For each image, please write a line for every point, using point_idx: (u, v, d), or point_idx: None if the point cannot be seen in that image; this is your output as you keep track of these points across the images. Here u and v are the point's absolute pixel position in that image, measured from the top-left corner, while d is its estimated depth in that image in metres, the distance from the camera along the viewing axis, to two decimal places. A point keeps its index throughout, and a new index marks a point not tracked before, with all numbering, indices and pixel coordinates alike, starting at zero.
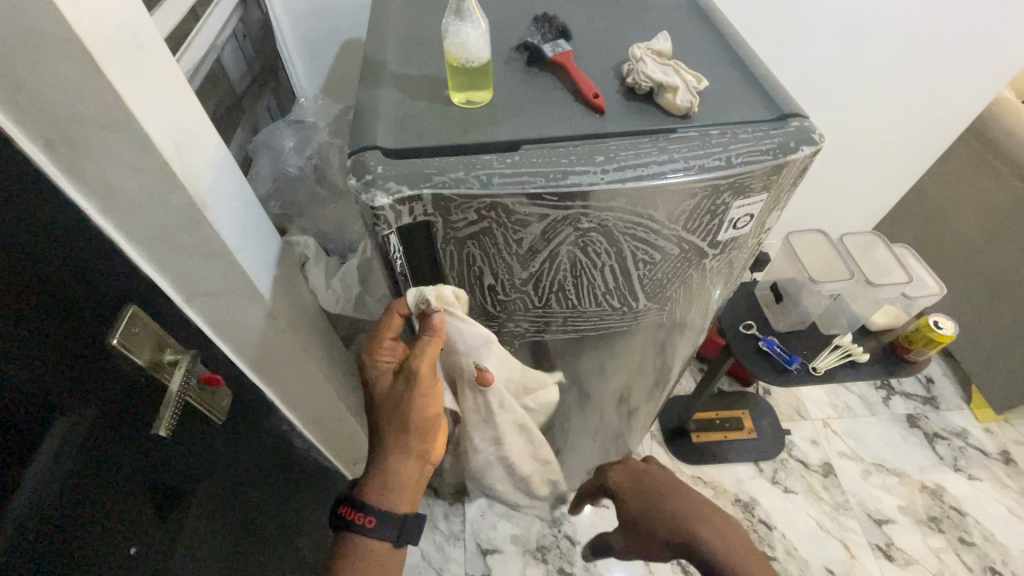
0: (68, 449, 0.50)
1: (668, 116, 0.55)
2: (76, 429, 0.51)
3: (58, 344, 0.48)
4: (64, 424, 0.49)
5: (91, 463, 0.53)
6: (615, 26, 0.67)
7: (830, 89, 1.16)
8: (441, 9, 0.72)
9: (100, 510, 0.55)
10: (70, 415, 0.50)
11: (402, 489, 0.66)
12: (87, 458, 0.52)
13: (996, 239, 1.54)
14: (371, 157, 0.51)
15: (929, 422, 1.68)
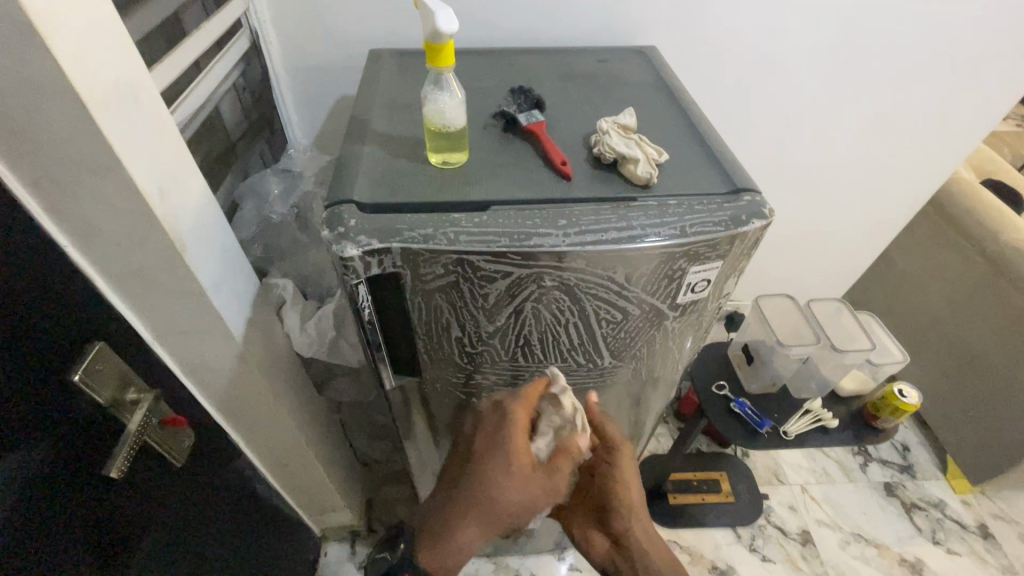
0: (12, 489, 0.49)
1: (631, 185, 0.59)
2: (21, 467, 0.50)
3: (16, 377, 0.48)
4: (10, 462, 0.48)
5: (32, 506, 0.51)
6: (588, 100, 0.72)
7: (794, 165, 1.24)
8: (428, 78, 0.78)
9: (38, 554, 0.53)
10: (18, 453, 0.49)
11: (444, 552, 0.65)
12: (29, 500, 0.51)
13: (962, 310, 1.60)
14: (345, 211, 0.54)
15: (907, 490, 1.67)
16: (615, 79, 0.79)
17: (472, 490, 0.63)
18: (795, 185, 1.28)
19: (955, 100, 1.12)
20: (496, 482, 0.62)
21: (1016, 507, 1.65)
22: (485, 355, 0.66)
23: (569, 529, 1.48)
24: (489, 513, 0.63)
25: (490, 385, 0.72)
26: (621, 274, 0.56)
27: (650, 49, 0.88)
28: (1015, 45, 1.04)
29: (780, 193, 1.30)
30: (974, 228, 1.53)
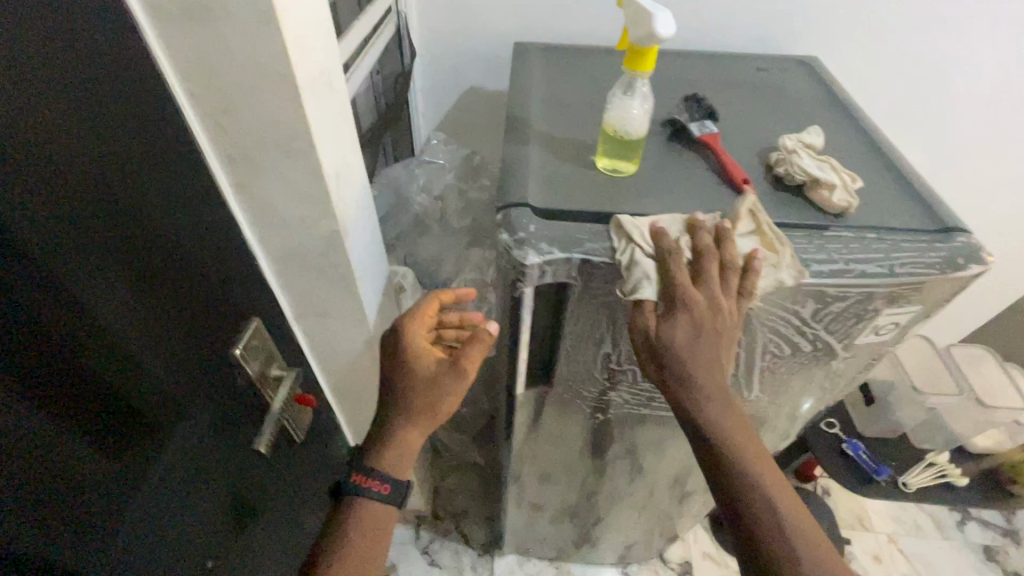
0: (197, 456, 0.50)
1: (820, 212, 0.54)
2: (206, 434, 0.51)
3: (209, 347, 0.49)
4: (200, 429, 0.50)
5: (210, 472, 0.53)
6: (758, 114, 0.68)
7: None
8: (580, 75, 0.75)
9: (210, 518, 0.54)
10: (205, 421, 0.50)
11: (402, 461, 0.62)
12: (209, 466, 0.52)
13: None
14: (521, 215, 0.52)
15: (1009, 556, 1.52)
16: (781, 91, 0.74)
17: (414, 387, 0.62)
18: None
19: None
20: (407, 369, 0.63)
21: None
22: (627, 373, 0.63)
23: (635, 546, 1.45)
24: (416, 409, 0.62)
25: (620, 403, 0.69)
26: (808, 307, 0.51)
27: (813, 60, 0.81)
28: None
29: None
30: None
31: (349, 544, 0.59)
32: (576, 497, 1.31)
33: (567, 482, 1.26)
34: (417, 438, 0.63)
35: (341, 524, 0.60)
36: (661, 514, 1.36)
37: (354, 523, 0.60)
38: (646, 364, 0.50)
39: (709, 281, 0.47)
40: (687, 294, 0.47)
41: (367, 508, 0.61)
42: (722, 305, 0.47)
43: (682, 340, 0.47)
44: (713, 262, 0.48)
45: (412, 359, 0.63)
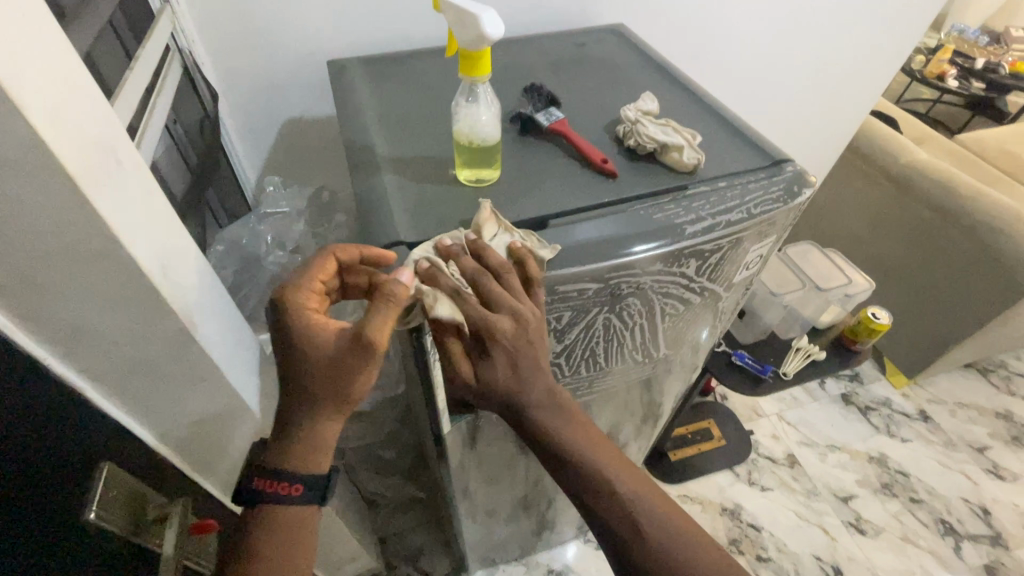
0: None
1: (676, 173, 0.57)
2: None
3: (24, 535, 0.38)
4: None
5: None
6: (591, 90, 0.70)
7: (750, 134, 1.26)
8: (410, 80, 0.71)
9: None
10: None
11: (318, 456, 0.48)
12: None
13: (883, 230, 1.82)
14: (400, 255, 0.49)
15: (860, 396, 1.88)
16: (604, 63, 0.77)
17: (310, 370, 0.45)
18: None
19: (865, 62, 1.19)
20: (301, 349, 0.45)
21: (943, 389, 1.91)
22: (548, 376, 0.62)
23: None
24: (323, 390, 0.46)
25: None
26: (691, 263, 0.54)
27: (620, 26, 0.86)
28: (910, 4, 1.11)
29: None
30: (883, 158, 1.77)
31: (269, 556, 0.47)
32: (523, 491, 1.32)
33: (511, 481, 1.25)
34: (328, 426, 0.47)
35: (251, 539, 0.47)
36: None
37: (266, 533, 0.48)
38: (477, 395, 0.54)
39: (500, 304, 0.47)
40: (491, 330, 0.47)
41: (284, 518, 0.48)
42: (524, 325, 0.48)
43: (501, 376, 0.51)
44: (489, 280, 0.48)
45: (311, 333, 0.45)
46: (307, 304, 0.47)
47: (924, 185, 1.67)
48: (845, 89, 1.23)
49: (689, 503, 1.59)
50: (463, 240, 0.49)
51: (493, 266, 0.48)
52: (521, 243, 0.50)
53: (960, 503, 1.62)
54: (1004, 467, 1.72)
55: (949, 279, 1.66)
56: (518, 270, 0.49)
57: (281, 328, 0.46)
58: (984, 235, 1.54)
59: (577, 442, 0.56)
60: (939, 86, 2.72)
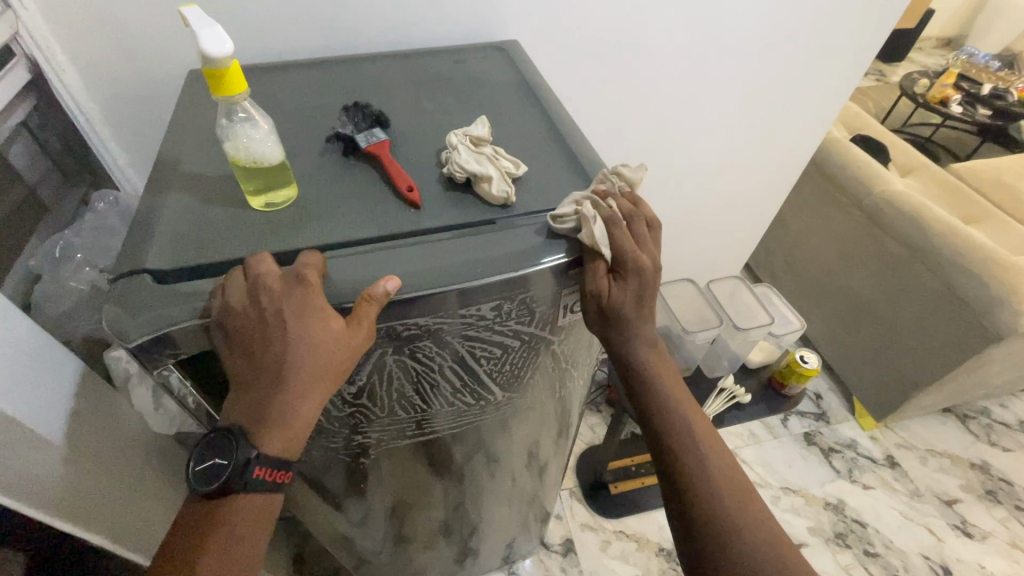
0: None
1: (488, 207, 0.53)
2: None
3: None
4: None
5: None
6: (442, 110, 0.65)
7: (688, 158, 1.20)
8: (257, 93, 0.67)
9: None
10: None
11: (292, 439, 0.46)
12: None
13: (852, 262, 1.73)
14: (137, 287, 0.44)
15: (824, 436, 1.77)
16: (472, 81, 0.73)
17: (284, 355, 0.44)
18: (671, 189, 1.26)
19: (809, 81, 1.13)
20: (296, 331, 0.44)
21: (914, 433, 1.80)
22: (360, 417, 0.59)
23: (515, 542, 1.45)
24: (300, 374, 0.45)
25: (375, 443, 0.64)
26: (486, 309, 0.51)
27: (510, 43, 0.82)
28: (854, 23, 1.05)
29: (651, 197, 1.26)
30: (855, 187, 1.68)
31: (230, 542, 0.46)
32: (437, 518, 1.26)
33: (419, 508, 1.20)
34: (312, 413, 0.46)
35: (218, 521, 0.46)
36: (527, 503, 1.37)
37: (234, 518, 0.46)
38: (591, 314, 0.56)
39: (642, 249, 0.55)
40: (638, 262, 0.54)
41: (243, 506, 0.47)
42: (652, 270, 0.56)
43: (630, 301, 0.55)
44: (638, 227, 0.55)
45: (311, 314, 0.44)
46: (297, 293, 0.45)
47: (894, 218, 1.58)
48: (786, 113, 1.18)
49: (625, 540, 1.52)
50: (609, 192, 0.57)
51: (635, 217, 0.56)
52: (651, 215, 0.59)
53: (920, 560, 1.51)
54: (973, 523, 1.60)
55: (916, 318, 1.56)
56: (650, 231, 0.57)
57: (262, 308, 0.44)
58: (951, 274, 1.45)
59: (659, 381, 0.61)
60: (939, 112, 2.60)
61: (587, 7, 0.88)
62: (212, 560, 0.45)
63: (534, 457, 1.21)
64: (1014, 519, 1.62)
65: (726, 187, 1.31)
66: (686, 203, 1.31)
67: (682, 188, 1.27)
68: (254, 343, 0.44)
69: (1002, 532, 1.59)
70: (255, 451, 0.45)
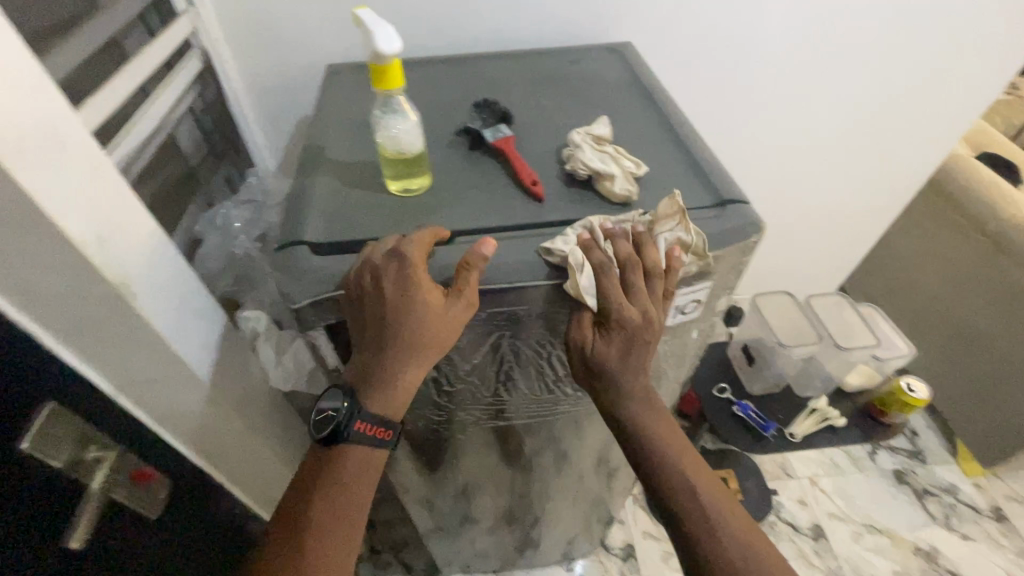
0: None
1: (609, 204, 0.54)
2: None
3: None
4: None
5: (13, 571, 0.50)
6: (558, 107, 0.68)
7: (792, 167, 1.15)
8: None
9: None
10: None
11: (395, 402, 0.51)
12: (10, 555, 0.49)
13: (967, 290, 1.58)
14: (298, 255, 0.50)
15: (918, 476, 1.63)
16: (587, 82, 0.74)
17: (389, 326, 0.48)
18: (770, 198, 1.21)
19: (940, 89, 1.05)
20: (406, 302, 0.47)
21: None
22: (466, 394, 0.62)
23: (575, 539, 1.46)
24: (402, 340, 0.48)
25: (475, 421, 0.67)
26: (602, 300, 0.52)
27: (624, 44, 0.83)
28: (1002, 27, 0.96)
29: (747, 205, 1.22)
30: (979, 207, 1.53)
31: (338, 495, 0.50)
32: (504, 504, 1.30)
33: (489, 491, 1.24)
34: (414, 378, 0.50)
35: (326, 478, 0.51)
36: (592, 502, 1.37)
37: (346, 462, 0.51)
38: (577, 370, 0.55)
39: (635, 299, 0.50)
40: (621, 319, 0.50)
41: (353, 457, 0.51)
42: (645, 323, 0.50)
43: (612, 359, 0.52)
44: (637, 274, 0.50)
45: (417, 291, 0.47)
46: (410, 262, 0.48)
47: None
48: (909, 122, 1.10)
49: None
50: (627, 228, 0.52)
51: (642, 262, 0.51)
52: (680, 249, 0.51)
53: None
54: None
55: None
56: (664, 275, 0.51)
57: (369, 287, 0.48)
58: None
59: (660, 438, 0.55)
60: None
61: (701, 10, 0.87)
62: (324, 515, 0.49)
63: (605, 457, 1.21)
64: None
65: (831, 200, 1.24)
66: (784, 214, 1.26)
67: (781, 197, 1.22)
68: (360, 315, 0.49)
69: None
70: (363, 406, 0.50)
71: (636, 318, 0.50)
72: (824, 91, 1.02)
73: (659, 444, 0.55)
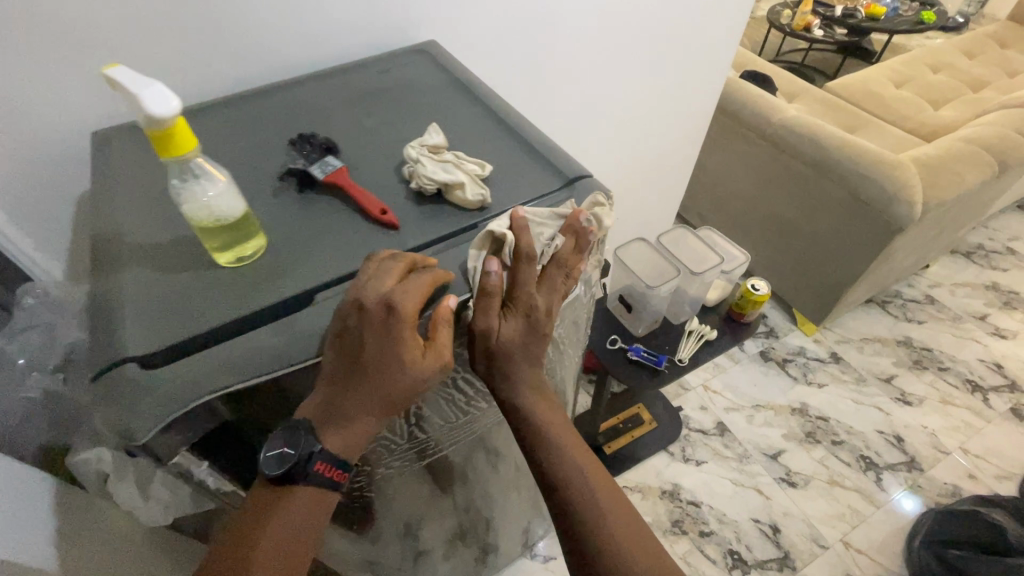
0: None
1: (465, 212, 0.54)
2: None
3: None
4: None
5: None
6: (385, 125, 0.64)
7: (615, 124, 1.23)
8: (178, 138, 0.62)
9: None
10: None
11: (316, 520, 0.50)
12: None
13: (768, 188, 1.88)
14: (124, 381, 0.41)
15: (776, 350, 1.94)
16: (405, 88, 0.71)
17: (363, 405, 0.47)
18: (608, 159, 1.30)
19: (712, 31, 1.17)
20: (383, 351, 0.46)
21: (848, 327, 2.01)
22: (381, 447, 0.62)
23: (531, 525, 1.48)
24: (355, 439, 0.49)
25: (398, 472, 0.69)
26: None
27: (429, 45, 0.81)
28: None
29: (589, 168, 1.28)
30: (757, 121, 1.81)
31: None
32: (455, 522, 1.25)
33: (438, 515, 1.18)
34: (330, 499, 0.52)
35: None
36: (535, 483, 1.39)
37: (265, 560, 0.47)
38: (478, 358, 0.55)
39: (544, 294, 0.54)
40: (530, 306, 0.53)
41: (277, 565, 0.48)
42: (544, 313, 0.54)
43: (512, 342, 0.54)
44: (557, 273, 0.55)
45: (390, 336, 0.45)
46: (557, 257, 0.54)
47: (796, 142, 1.72)
48: (696, 63, 1.22)
49: (630, 493, 1.58)
50: (583, 225, 0.54)
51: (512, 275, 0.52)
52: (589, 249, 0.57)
53: (877, 436, 1.71)
54: (910, 392, 1.83)
55: (833, 229, 1.73)
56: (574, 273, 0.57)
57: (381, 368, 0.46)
58: (853, 182, 1.60)
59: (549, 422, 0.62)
60: (805, 37, 2.85)
61: None
62: None
63: None
64: (940, 380, 1.86)
65: (654, 148, 1.37)
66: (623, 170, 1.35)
67: (614, 152, 1.29)
68: (350, 379, 0.47)
69: (933, 394, 1.82)
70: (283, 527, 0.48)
71: (515, 331, 0.54)
72: (625, 57, 1.10)
73: (539, 418, 0.61)
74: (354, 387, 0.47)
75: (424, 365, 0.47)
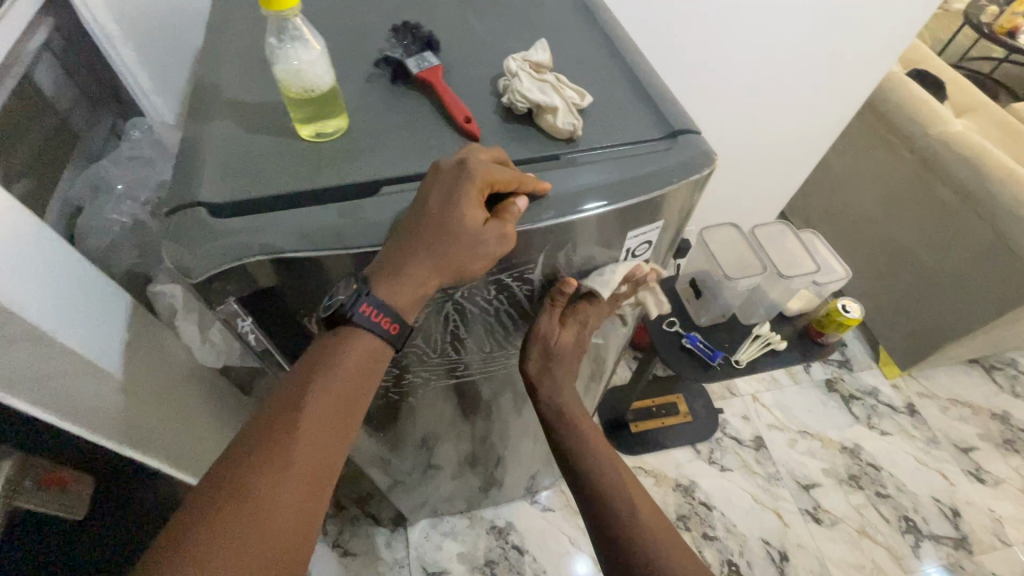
0: None
1: (552, 140, 0.50)
2: None
3: None
4: None
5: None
6: (493, 32, 0.60)
7: (736, 94, 1.11)
8: None
9: None
10: None
11: (355, 390, 0.46)
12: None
13: (897, 207, 1.65)
14: (193, 220, 0.43)
15: (846, 383, 1.78)
16: None
17: (413, 252, 0.43)
18: (721, 127, 1.18)
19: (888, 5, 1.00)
20: (455, 209, 0.43)
21: (938, 382, 1.80)
22: (413, 356, 0.62)
23: (538, 474, 1.50)
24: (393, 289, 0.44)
25: (424, 381, 0.68)
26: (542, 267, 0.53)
27: None
28: None
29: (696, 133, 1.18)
30: (908, 127, 1.57)
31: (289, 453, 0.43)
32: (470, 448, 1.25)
33: (455, 437, 1.18)
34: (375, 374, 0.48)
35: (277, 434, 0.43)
36: None
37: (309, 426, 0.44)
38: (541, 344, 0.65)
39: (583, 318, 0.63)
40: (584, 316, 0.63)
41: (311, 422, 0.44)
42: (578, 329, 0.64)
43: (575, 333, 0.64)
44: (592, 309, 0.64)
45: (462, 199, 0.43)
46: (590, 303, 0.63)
47: (948, 161, 1.48)
48: (856, 41, 1.05)
49: (644, 475, 1.56)
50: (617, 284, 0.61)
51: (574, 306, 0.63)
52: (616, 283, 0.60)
53: (930, 503, 1.56)
54: (987, 469, 1.63)
55: (961, 269, 1.50)
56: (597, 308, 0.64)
57: (444, 218, 0.43)
58: (1003, 223, 1.37)
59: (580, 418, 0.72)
60: (1008, 44, 2.39)
61: None
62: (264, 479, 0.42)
63: None
64: None
65: (779, 130, 1.22)
66: (734, 145, 1.23)
67: (729, 123, 1.17)
68: (412, 231, 0.43)
69: (1015, 480, 1.62)
70: (316, 385, 0.45)
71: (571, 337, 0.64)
72: (776, 9, 0.96)
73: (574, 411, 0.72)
74: (409, 233, 0.43)
75: (493, 240, 0.44)
